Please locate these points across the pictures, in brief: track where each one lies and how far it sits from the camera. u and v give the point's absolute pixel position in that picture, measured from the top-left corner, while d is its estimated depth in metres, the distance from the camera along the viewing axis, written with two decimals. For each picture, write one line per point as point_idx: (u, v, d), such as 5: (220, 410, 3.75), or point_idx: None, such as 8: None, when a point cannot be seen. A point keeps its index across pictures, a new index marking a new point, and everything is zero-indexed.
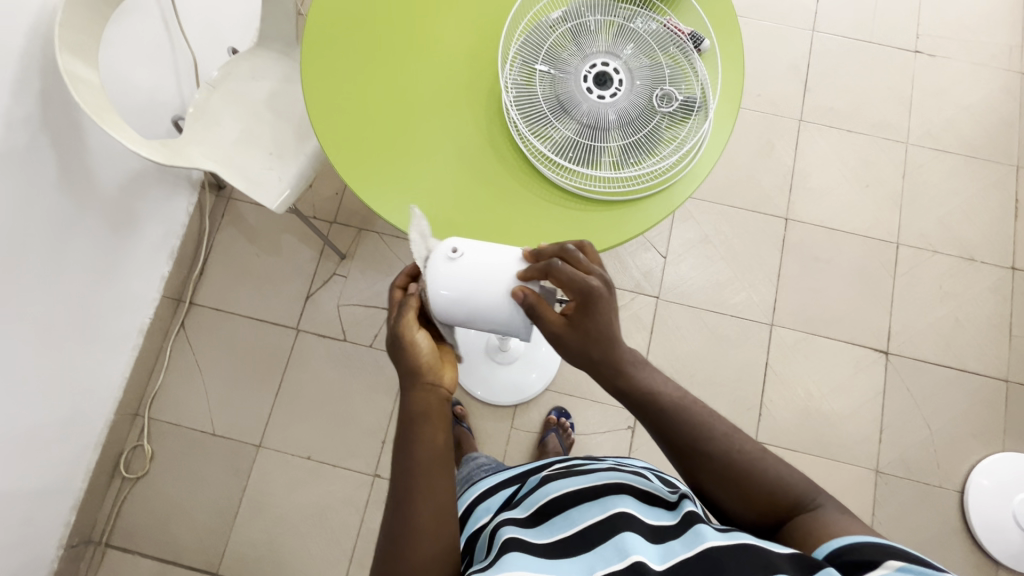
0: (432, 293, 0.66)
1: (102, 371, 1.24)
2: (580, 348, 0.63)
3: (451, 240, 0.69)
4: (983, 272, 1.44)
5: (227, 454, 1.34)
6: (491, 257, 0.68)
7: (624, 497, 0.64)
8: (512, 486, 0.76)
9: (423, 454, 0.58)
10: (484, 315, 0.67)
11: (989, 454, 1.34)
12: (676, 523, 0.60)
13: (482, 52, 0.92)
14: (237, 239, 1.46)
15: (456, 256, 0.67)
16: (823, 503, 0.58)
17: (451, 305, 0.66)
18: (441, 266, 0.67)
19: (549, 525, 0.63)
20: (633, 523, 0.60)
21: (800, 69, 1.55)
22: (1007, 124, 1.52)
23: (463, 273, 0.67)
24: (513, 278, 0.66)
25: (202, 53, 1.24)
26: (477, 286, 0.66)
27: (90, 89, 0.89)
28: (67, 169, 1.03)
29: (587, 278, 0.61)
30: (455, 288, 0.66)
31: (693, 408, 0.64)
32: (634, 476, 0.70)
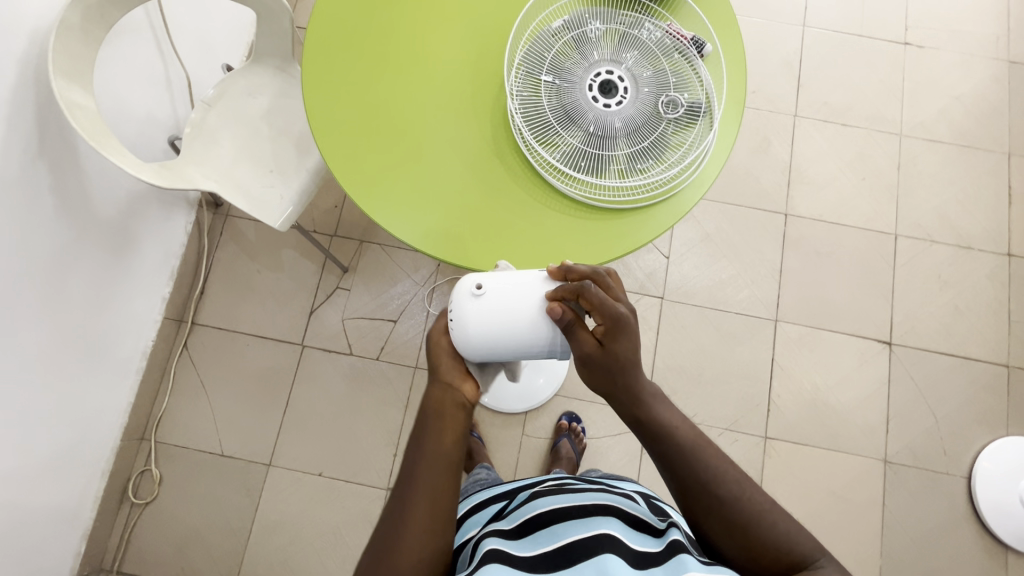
0: (465, 333, 0.67)
1: (107, 398, 1.23)
2: (608, 373, 0.64)
3: (472, 276, 0.70)
4: (980, 259, 1.46)
5: (238, 474, 1.33)
6: (516, 284, 0.69)
7: (611, 520, 0.66)
8: (500, 500, 0.77)
9: (426, 454, 0.62)
10: (519, 341, 0.68)
11: (993, 439, 1.36)
12: (660, 550, 0.63)
13: (484, 62, 0.92)
14: (237, 256, 1.44)
15: (481, 292, 0.68)
16: (824, 564, 0.60)
17: (486, 340, 0.67)
18: (468, 304, 0.67)
19: (532, 537, 0.65)
20: (617, 545, 0.62)
21: (793, 65, 1.56)
22: (998, 112, 1.54)
23: (492, 305, 0.67)
24: (543, 298, 0.67)
25: (195, 70, 1.22)
26: (508, 315, 0.67)
27: (87, 115, 0.88)
28: (65, 197, 1.01)
29: (616, 305, 0.63)
30: (487, 321, 0.67)
31: (707, 448, 0.65)
32: (624, 499, 0.72)
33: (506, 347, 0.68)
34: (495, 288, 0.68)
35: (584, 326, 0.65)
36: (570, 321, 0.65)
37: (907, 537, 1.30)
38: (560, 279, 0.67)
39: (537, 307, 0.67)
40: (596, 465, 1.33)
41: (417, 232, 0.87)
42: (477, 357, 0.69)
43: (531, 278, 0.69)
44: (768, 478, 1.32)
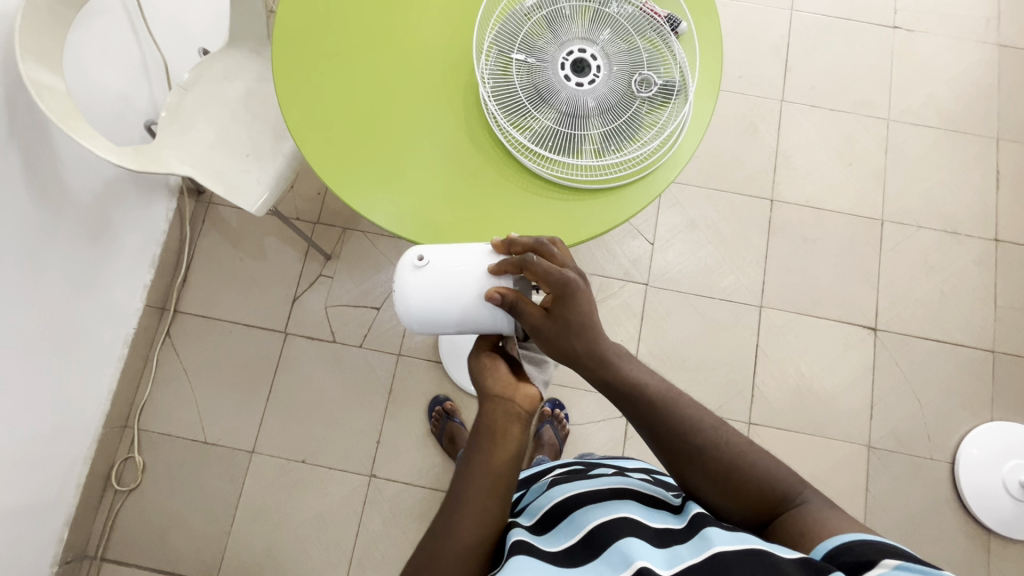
0: (405, 300, 0.69)
1: (88, 385, 1.22)
2: (561, 339, 0.63)
3: (417, 249, 0.72)
4: (967, 244, 1.45)
5: (220, 461, 1.33)
6: (458, 257, 0.70)
7: (629, 503, 0.64)
8: (517, 495, 0.77)
9: (478, 476, 0.58)
10: (460, 316, 0.69)
11: (978, 424, 1.35)
12: (683, 528, 0.61)
13: (458, 44, 0.91)
14: (219, 244, 1.43)
15: (422, 263, 0.70)
16: (809, 498, 0.59)
17: (425, 309, 0.69)
18: (409, 273, 0.70)
19: (555, 531, 0.63)
20: (638, 528, 0.60)
21: (780, 49, 1.55)
22: (987, 96, 1.53)
23: (430, 277, 0.69)
24: (485, 273, 0.69)
25: (172, 54, 1.21)
26: (448, 288, 0.69)
27: (57, 97, 0.87)
28: (39, 180, 1.00)
29: (562, 270, 0.63)
30: (426, 291, 0.69)
31: (680, 399, 0.63)
32: (641, 482, 0.70)
33: (446, 319, 0.70)
34: (437, 261, 0.70)
35: (530, 301, 0.65)
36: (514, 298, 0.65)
37: (890, 522, 1.30)
38: (505, 253, 0.69)
39: (478, 282, 0.68)
40: (579, 451, 1.33)
41: (392, 217, 0.86)
42: (418, 327, 0.71)
43: (475, 253, 0.70)
44: None
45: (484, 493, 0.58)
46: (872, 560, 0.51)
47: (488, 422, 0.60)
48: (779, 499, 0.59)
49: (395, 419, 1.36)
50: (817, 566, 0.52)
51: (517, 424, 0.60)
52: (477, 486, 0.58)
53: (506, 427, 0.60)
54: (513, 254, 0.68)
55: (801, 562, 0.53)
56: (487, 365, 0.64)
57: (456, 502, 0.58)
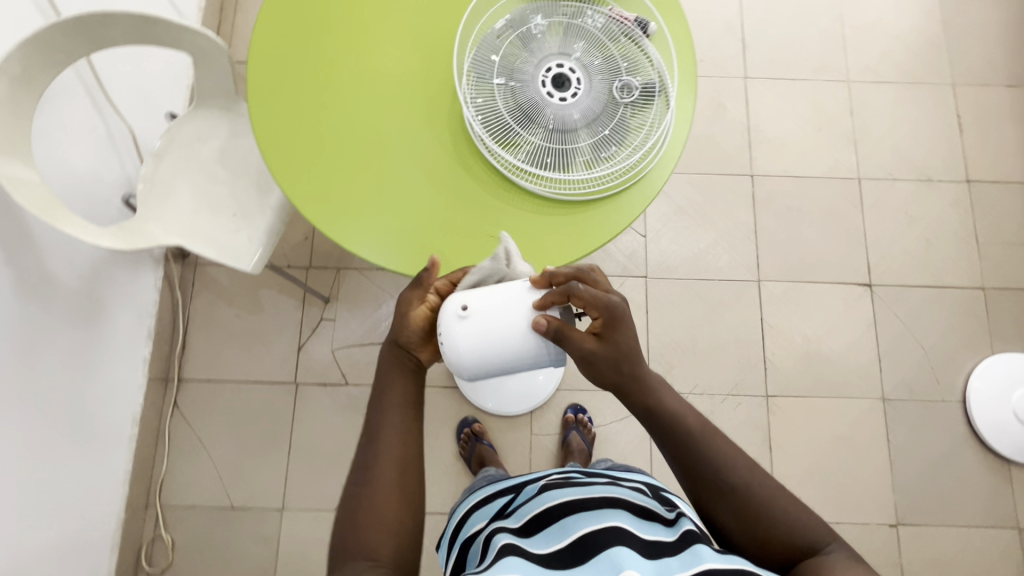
0: (457, 353, 0.68)
1: (103, 471, 1.19)
2: (613, 362, 0.66)
3: (455, 297, 0.69)
4: (941, 190, 1.50)
5: (251, 524, 1.30)
6: (501, 299, 0.69)
7: (620, 513, 0.66)
8: (506, 494, 0.80)
9: (389, 408, 0.69)
10: (511, 356, 0.70)
11: (982, 360, 1.40)
12: (674, 541, 0.63)
13: (433, 74, 0.91)
14: (214, 304, 1.41)
15: (467, 313, 0.68)
16: (834, 550, 0.61)
17: (477, 356, 0.68)
18: (456, 326, 0.68)
19: (543, 536, 0.66)
20: (630, 539, 0.62)
21: (735, 28, 1.58)
22: (936, 45, 1.58)
23: (478, 326, 0.68)
24: (530, 308, 0.68)
25: (137, 122, 1.18)
26: (498, 333, 0.68)
27: (34, 190, 0.84)
28: (24, 276, 0.97)
29: (608, 295, 0.64)
30: (477, 340, 0.68)
31: (716, 435, 0.67)
32: (633, 490, 0.72)
33: (497, 362, 0.70)
34: (482, 308, 0.68)
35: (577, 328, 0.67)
36: (560, 327, 0.66)
37: (914, 468, 1.34)
38: (546, 286, 0.69)
39: (525, 320, 0.68)
40: (608, 453, 1.34)
41: (393, 253, 0.86)
42: (468, 374, 0.70)
43: (514, 291, 0.69)
44: (775, 434, 1.35)
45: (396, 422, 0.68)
46: None
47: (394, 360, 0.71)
48: (805, 548, 0.61)
49: None
50: None
51: (407, 377, 0.71)
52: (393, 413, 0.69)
53: (397, 375, 0.71)
54: (554, 287, 0.68)
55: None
56: (411, 317, 0.71)
57: (384, 424, 0.68)
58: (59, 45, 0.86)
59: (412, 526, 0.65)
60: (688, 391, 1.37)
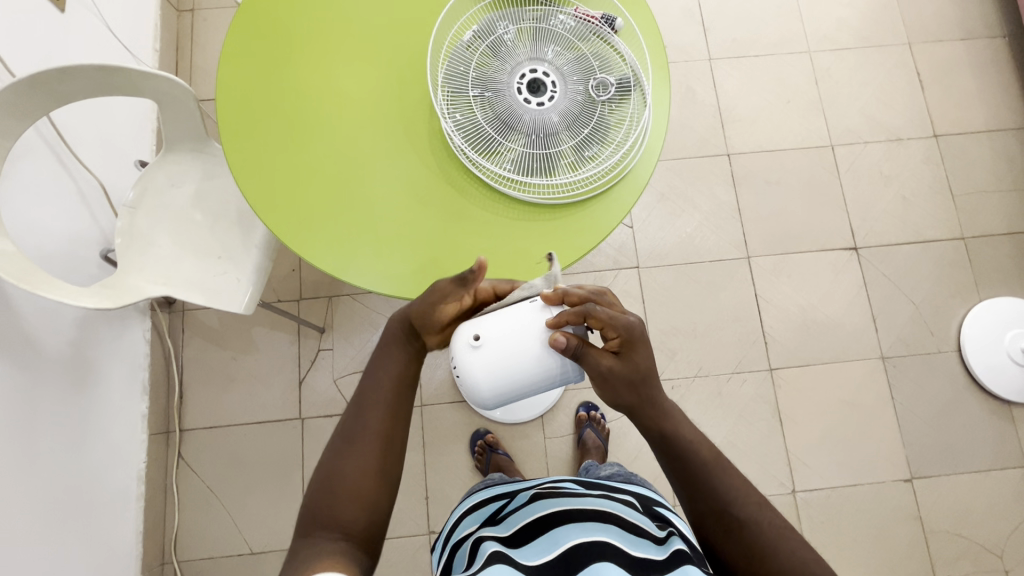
0: (476, 383, 0.69)
1: (114, 535, 1.16)
2: (632, 381, 0.65)
3: (467, 326, 0.69)
4: (912, 147, 1.53)
5: (273, 567, 1.28)
6: (513, 325, 0.68)
7: (610, 527, 0.67)
8: (500, 498, 0.80)
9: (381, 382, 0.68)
10: (532, 377, 0.69)
11: (971, 307, 1.43)
12: (663, 559, 0.63)
13: (406, 91, 0.90)
14: (208, 348, 1.38)
15: (480, 343, 0.68)
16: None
17: (497, 384, 0.69)
18: (470, 356, 0.68)
19: (534, 546, 0.66)
20: (619, 555, 0.63)
21: (694, 12, 1.60)
22: (889, 7, 1.62)
23: (492, 355, 0.68)
24: (544, 328, 0.68)
25: (107, 174, 1.15)
26: (513, 359, 0.68)
27: (9, 258, 0.81)
28: (7, 347, 0.94)
29: (625, 316, 0.64)
30: (494, 369, 0.68)
31: (729, 467, 0.65)
32: (626, 505, 0.73)
33: (519, 385, 0.69)
34: (494, 336, 0.68)
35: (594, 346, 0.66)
36: (580, 346, 0.66)
37: (920, 421, 1.37)
38: (559, 303, 0.68)
39: (541, 343, 0.68)
40: (623, 447, 1.35)
41: (389, 276, 0.85)
42: (491, 402, 0.71)
43: (525, 315, 0.69)
44: (783, 406, 1.37)
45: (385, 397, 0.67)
46: None
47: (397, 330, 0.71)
48: None
49: (435, 470, 1.33)
50: None
51: (408, 361, 0.70)
52: (383, 386, 0.68)
53: (397, 356, 0.70)
54: (568, 305, 0.67)
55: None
56: (442, 305, 0.70)
57: (374, 395, 0.67)
58: (19, 108, 0.83)
59: (385, 501, 0.63)
60: (693, 375, 1.38)
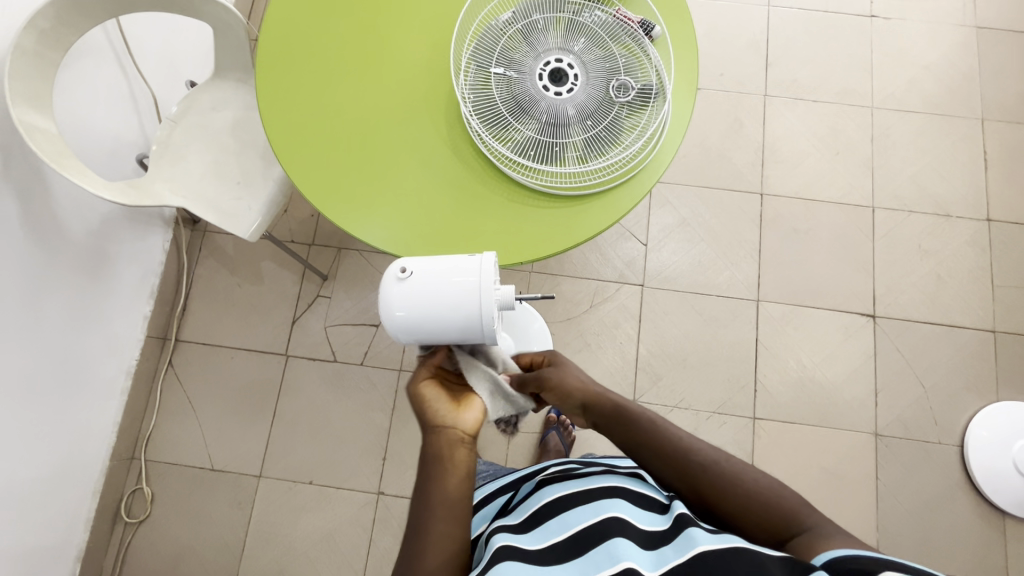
0: (390, 315, 0.68)
1: (94, 419, 1.24)
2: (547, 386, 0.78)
3: (401, 259, 0.71)
4: (960, 226, 1.45)
5: (228, 488, 1.33)
6: (443, 270, 0.69)
7: (617, 502, 0.67)
8: (506, 492, 0.81)
9: (437, 506, 0.61)
10: (446, 329, 0.68)
11: (985, 405, 1.35)
12: (669, 529, 0.63)
13: (437, 62, 0.93)
14: (217, 271, 1.45)
15: (405, 276, 0.68)
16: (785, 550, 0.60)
17: (410, 325, 0.68)
18: (393, 287, 0.68)
19: (542, 529, 0.65)
20: (626, 528, 0.63)
21: (760, 45, 1.56)
22: (969, 78, 1.53)
23: (413, 290, 0.68)
24: (471, 280, 0.67)
25: (160, 88, 1.24)
26: (431, 301, 0.67)
27: (48, 138, 0.88)
28: (36, 221, 1.02)
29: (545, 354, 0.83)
30: (410, 304, 0.67)
31: None
32: (630, 479, 0.73)
33: (431, 331, 0.68)
34: (421, 275, 0.69)
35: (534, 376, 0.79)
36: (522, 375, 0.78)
37: (901, 509, 1.29)
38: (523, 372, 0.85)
39: (463, 293, 0.67)
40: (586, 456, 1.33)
41: (381, 233, 0.87)
42: (404, 342, 0.70)
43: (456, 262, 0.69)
44: (758, 457, 1.32)
45: (439, 524, 0.60)
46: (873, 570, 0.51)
47: (428, 448, 0.64)
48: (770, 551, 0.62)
49: (400, 435, 1.36)
50: (802, 566, 0.54)
51: (461, 448, 0.64)
52: (434, 516, 0.60)
53: (453, 453, 0.64)
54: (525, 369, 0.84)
55: (785, 562, 0.55)
56: (427, 397, 0.67)
57: (431, 522, 0.60)
58: (89, 4, 0.91)
59: None
60: (674, 405, 1.35)
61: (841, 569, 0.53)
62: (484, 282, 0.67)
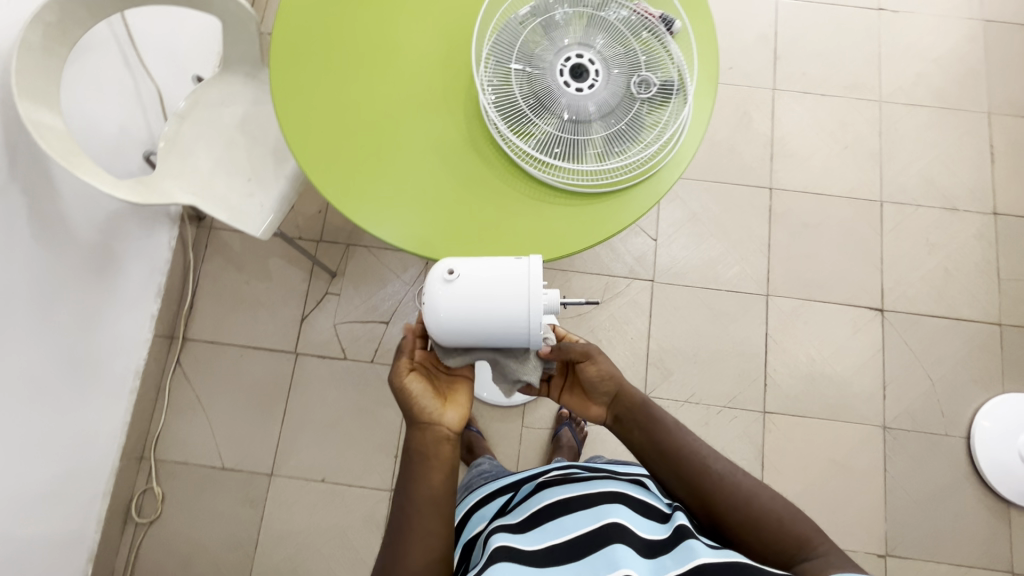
0: (436, 318, 0.67)
1: (103, 419, 1.22)
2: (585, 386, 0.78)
3: (447, 260, 0.69)
4: (966, 220, 1.46)
5: (239, 487, 1.33)
6: (491, 272, 0.67)
7: (618, 507, 0.66)
8: (505, 492, 0.81)
9: (421, 502, 0.65)
10: (493, 330, 0.67)
11: (990, 397, 1.36)
12: (668, 538, 0.64)
13: (454, 56, 0.91)
14: (224, 268, 1.43)
15: (452, 277, 0.67)
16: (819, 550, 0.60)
17: (457, 328, 0.67)
18: (439, 290, 0.67)
19: (540, 531, 0.65)
20: (626, 535, 0.62)
21: (768, 38, 1.56)
22: (976, 71, 1.54)
23: (461, 293, 0.67)
24: (523, 287, 0.66)
25: (165, 82, 1.21)
26: (481, 305, 0.66)
27: (58, 136, 0.86)
28: (44, 221, 1.00)
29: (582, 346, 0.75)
30: (457, 308, 0.66)
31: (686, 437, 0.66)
32: (630, 484, 0.72)
33: (479, 335, 0.68)
34: (469, 276, 0.67)
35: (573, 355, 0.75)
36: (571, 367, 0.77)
37: (909, 501, 1.31)
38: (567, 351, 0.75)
39: (512, 298, 0.66)
40: (598, 452, 1.34)
41: (400, 230, 0.86)
42: (448, 344, 0.69)
43: (505, 265, 0.68)
44: (769, 450, 1.33)
45: (427, 519, 0.65)
46: None
47: (411, 442, 0.68)
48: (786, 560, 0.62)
49: None
50: None
51: (446, 444, 0.69)
52: (422, 508, 0.65)
53: (436, 449, 0.68)
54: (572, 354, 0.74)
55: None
56: (413, 391, 0.70)
57: (412, 521, 0.65)
58: None
59: None
60: (685, 400, 1.36)
61: None
62: (531, 287, 0.66)
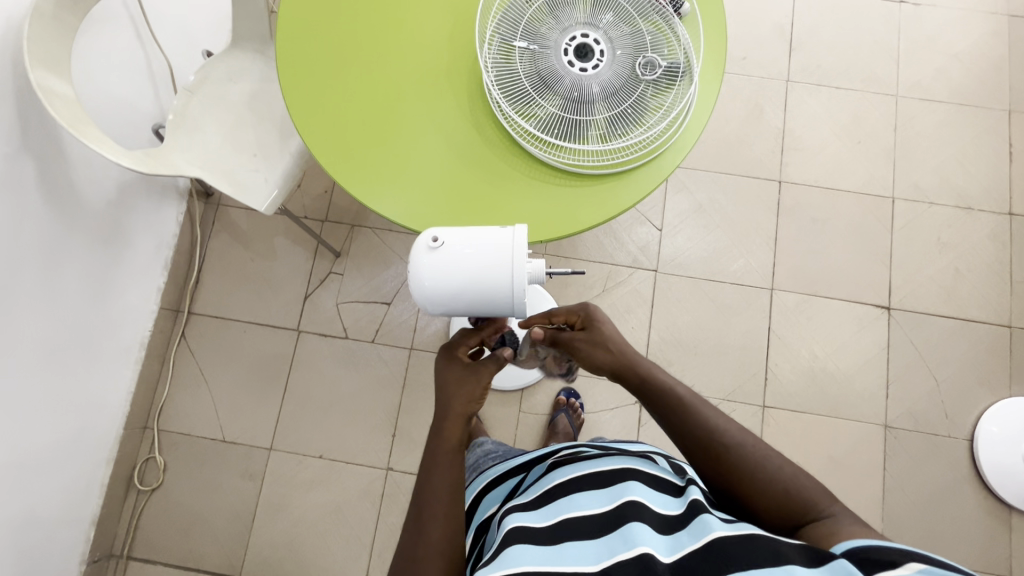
0: (419, 284, 0.68)
1: (108, 388, 1.25)
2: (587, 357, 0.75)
3: (433, 229, 0.69)
4: (980, 220, 1.43)
5: (238, 460, 1.35)
6: (476, 242, 0.67)
7: (631, 485, 0.66)
8: (516, 475, 0.81)
9: (441, 485, 0.64)
10: (474, 298, 0.68)
11: (997, 401, 1.34)
12: (683, 514, 0.63)
13: (460, 33, 0.91)
14: (230, 245, 1.45)
15: (437, 245, 0.67)
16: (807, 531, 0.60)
17: (441, 295, 0.68)
18: (423, 256, 0.67)
19: (555, 510, 0.65)
20: (642, 513, 0.62)
21: (784, 28, 1.53)
22: (998, 67, 1.50)
23: (446, 260, 0.67)
24: (507, 257, 0.67)
25: (175, 57, 1.22)
26: (466, 273, 0.67)
27: (67, 104, 0.87)
28: (53, 189, 1.02)
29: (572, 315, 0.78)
30: (441, 275, 0.67)
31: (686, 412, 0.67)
32: (641, 461, 0.72)
33: (463, 302, 0.68)
34: (454, 244, 0.67)
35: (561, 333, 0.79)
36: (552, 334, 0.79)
37: (907, 501, 1.30)
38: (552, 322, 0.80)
39: (497, 268, 0.66)
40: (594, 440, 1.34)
41: (402, 208, 0.86)
42: (434, 310, 0.70)
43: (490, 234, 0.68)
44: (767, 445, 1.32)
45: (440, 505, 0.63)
46: (896, 560, 0.49)
47: (438, 436, 0.68)
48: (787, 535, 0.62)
49: (409, 413, 1.37)
50: (821, 553, 0.53)
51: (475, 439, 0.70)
52: (437, 494, 0.64)
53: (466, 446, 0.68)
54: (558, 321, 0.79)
55: (805, 551, 0.53)
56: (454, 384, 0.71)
57: (428, 507, 0.63)
58: None
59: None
60: None
61: (863, 558, 0.51)
62: (516, 256, 0.66)
